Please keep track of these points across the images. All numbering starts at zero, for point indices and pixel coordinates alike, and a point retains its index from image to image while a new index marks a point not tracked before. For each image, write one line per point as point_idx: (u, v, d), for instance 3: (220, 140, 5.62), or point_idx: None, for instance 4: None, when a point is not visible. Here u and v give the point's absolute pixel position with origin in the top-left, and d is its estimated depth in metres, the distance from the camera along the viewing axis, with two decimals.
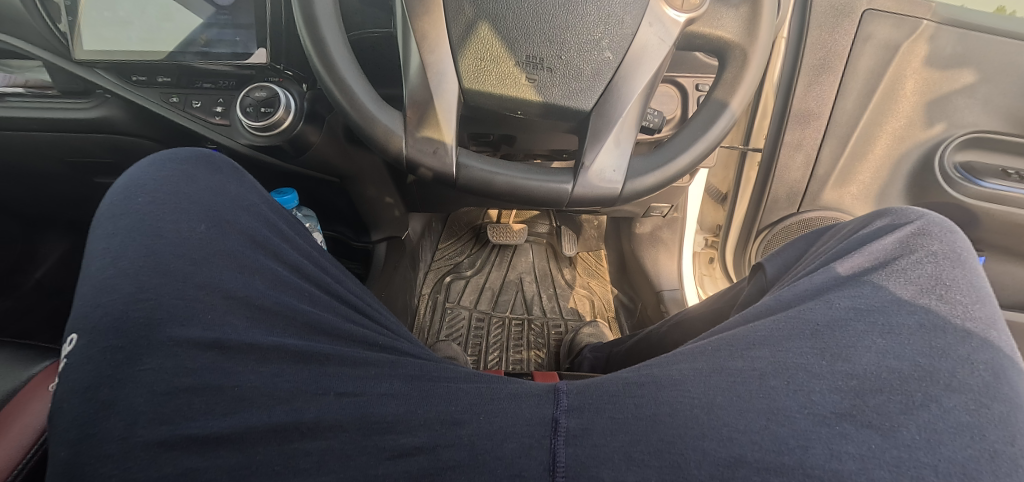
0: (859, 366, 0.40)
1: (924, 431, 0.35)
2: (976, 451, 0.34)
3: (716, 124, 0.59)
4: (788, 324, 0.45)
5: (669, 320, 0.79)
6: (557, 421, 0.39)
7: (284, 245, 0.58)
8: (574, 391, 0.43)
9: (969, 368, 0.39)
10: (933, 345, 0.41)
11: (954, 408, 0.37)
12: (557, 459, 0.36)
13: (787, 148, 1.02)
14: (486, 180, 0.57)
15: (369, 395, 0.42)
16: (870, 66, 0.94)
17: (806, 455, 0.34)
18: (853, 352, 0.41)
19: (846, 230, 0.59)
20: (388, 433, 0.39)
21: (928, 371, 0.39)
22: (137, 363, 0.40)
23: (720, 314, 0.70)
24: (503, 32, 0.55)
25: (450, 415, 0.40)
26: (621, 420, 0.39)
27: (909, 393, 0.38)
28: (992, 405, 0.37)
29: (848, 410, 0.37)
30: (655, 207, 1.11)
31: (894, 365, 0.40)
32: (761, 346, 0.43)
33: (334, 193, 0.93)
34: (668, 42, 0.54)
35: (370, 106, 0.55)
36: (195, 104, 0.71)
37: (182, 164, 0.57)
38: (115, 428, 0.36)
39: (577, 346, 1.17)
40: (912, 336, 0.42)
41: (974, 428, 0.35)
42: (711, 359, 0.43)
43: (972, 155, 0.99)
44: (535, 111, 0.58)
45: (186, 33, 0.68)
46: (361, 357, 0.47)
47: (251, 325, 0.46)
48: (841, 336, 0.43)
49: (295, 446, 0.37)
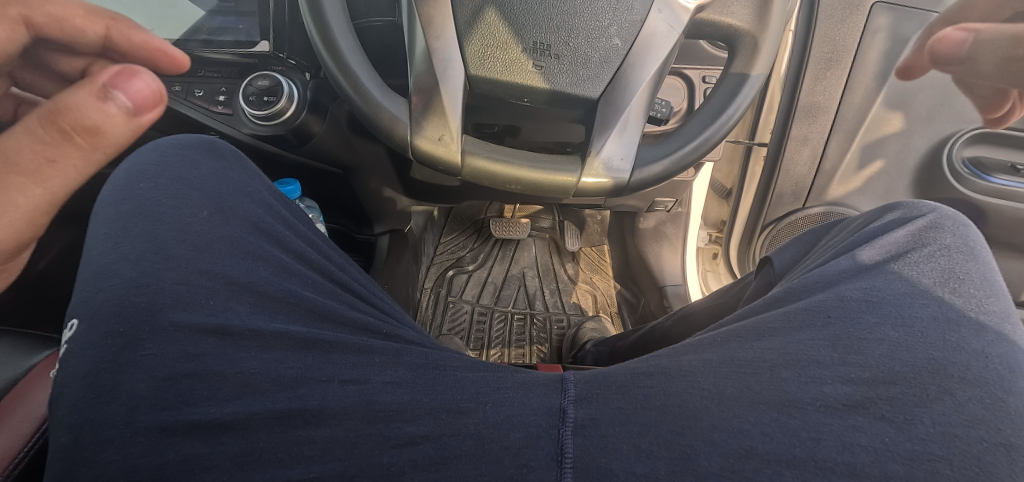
0: (871, 359, 0.39)
1: (938, 423, 0.35)
2: (992, 445, 0.34)
3: (725, 113, 0.58)
4: (799, 315, 0.44)
5: (674, 313, 0.78)
6: (565, 411, 0.38)
7: (287, 232, 0.57)
8: (582, 380, 0.42)
9: (985, 362, 0.39)
10: (947, 338, 0.40)
11: (970, 402, 0.36)
12: (564, 448, 0.36)
13: (795, 143, 1.00)
14: (492, 168, 0.56)
15: (373, 383, 0.41)
16: (882, 59, 0.93)
17: (817, 447, 0.34)
18: (865, 344, 0.40)
19: (857, 223, 0.58)
20: (393, 421, 0.38)
21: (942, 365, 0.38)
22: (140, 347, 0.40)
23: (727, 308, 0.69)
24: (511, 18, 0.54)
25: (456, 403, 0.40)
26: (631, 410, 0.38)
27: (922, 386, 0.37)
28: (1008, 400, 0.36)
29: (860, 402, 0.36)
30: (660, 201, 1.10)
31: (907, 358, 0.39)
32: (771, 337, 0.42)
33: (337, 184, 0.92)
34: (677, 30, 0.53)
35: (375, 93, 0.55)
36: (198, 92, 0.70)
37: (182, 150, 0.56)
38: (117, 414, 0.37)
39: (580, 341, 1.17)
40: (925, 329, 0.41)
41: (989, 422, 0.35)
42: (721, 350, 0.42)
43: (983, 151, 0.98)
44: (543, 98, 0.56)
45: (189, 22, 0.67)
46: (365, 345, 0.46)
47: (255, 311, 0.46)
48: (853, 328, 0.42)
49: (300, 434, 0.37)
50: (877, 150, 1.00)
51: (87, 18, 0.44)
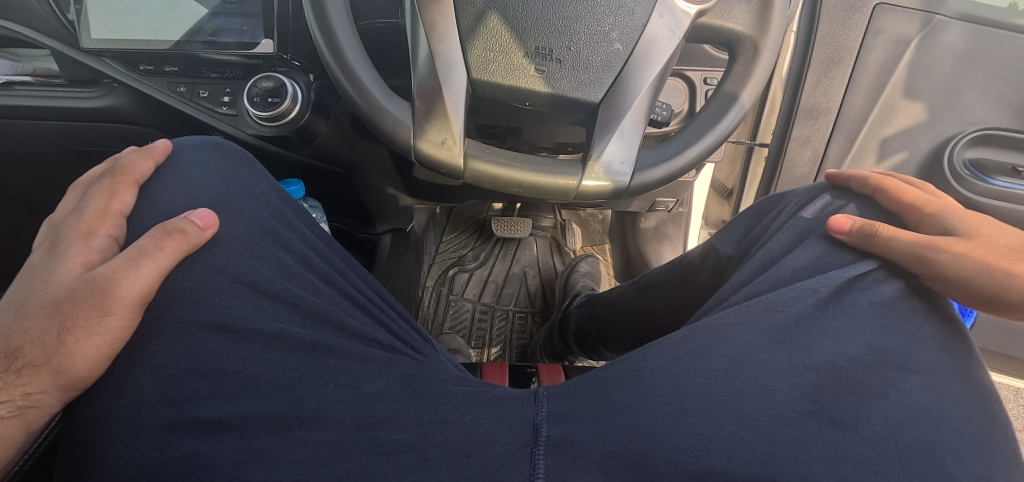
0: (819, 356, 0.42)
1: (886, 419, 0.37)
2: (935, 435, 0.37)
3: (724, 117, 0.58)
4: (746, 314, 0.46)
5: (637, 283, 0.84)
6: (538, 428, 0.40)
7: (293, 237, 0.57)
8: (555, 395, 0.44)
9: (917, 348, 0.43)
10: (884, 327, 0.44)
11: (911, 391, 0.39)
12: (536, 469, 0.37)
13: (796, 144, 1.00)
14: (494, 174, 0.57)
15: (364, 389, 0.43)
16: (882, 60, 0.95)
17: (772, 463, 0.35)
18: (811, 342, 0.43)
19: (796, 204, 0.61)
20: (382, 428, 0.40)
21: (883, 356, 0.42)
22: (149, 345, 0.42)
23: (684, 279, 0.73)
24: (514, 23, 0.54)
25: (439, 413, 0.42)
26: (602, 429, 0.39)
27: (868, 380, 0.40)
28: (943, 383, 0.41)
29: (811, 408, 0.38)
30: (660, 201, 1.11)
31: (850, 351, 0.42)
32: (726, 343, 0.43)
33: (339, 182, 0.93)
34: (678, 34, 0.54)
35: (378, 96, 0.55)
36: (203, 93, 0.71)
37: (193, 152, 0.57)
38: (126, 410, 0.39)
39: (572, 286, 1.20)
40: (866, 318, 0.45)
41: (929, 411, 0.38)
42: (677, 352, 0.44)
43: (982, 152, 0.97)
44: (544, 102, 0.57)
45: (193, 22, 0.67)
46: (362, 352, 0.48)
47: (258, 309, 0.47)
48: (803, 327, 0.44)
49: (295, 435, 0.39)
50: (880, 149, 1.00)
51: (145, 159, 0.52)
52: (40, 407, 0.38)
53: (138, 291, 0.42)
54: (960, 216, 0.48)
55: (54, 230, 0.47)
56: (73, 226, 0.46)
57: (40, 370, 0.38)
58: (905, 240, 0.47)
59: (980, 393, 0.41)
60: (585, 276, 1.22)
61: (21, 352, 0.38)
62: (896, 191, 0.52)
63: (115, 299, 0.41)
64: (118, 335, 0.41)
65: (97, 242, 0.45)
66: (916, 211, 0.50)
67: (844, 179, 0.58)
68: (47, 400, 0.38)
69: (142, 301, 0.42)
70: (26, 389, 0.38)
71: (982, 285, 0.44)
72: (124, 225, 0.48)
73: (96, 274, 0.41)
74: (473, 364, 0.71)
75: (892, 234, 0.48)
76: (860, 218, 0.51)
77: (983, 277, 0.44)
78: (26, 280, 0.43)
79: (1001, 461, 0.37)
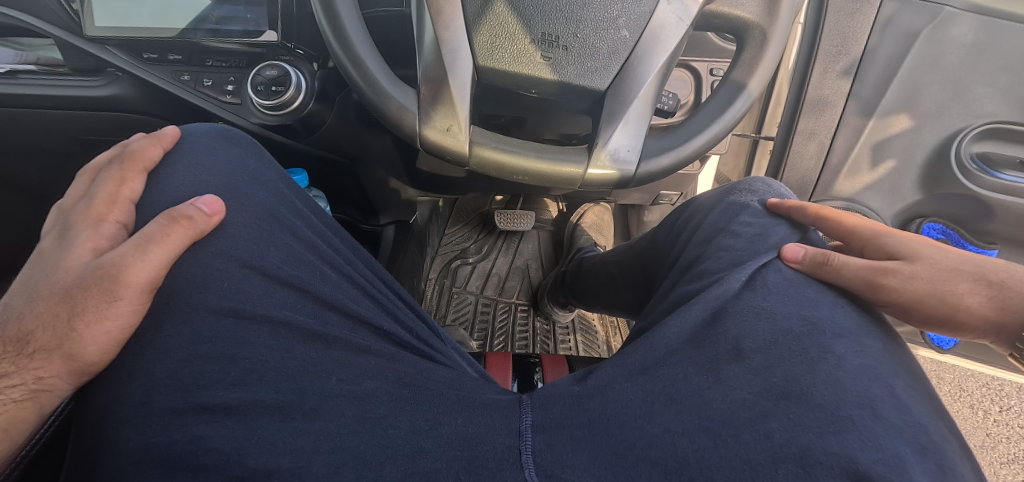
0: (757, 339, 0.44)
1: (829, 380, 0.40)
2: (879, 391, 0.39)
3: (732, 106, 0.58)
4: (688, 316, 0.48)
5: (615, 248, 0.88)
6: (523, 435, 0.42)
7: (300, 224, 0.56)
8: (541, 405, 0.45)
9: (840, 310, 0.46)
10: (804, 299, 0.47)
11: (846, 354, 0.42)
12: (524, 463, 0.39)
13: (800, 137, 0.99)
14: (501, 161, 0.57)
15: (366, 386, 0.44)
16: (890, 53, 0.94)
17: (738, 444, 0.38)
18: (748, 326, 0.45)
19: (706, 205, 0.63)
20: (381, 423, 0.41)
21: (814, 324, 0.44)
22: (160, 329, 0.42)
23: (645, 242, 0.76)
24: (520, 9, 0.53)
25: (434, 415, 0.43)
26: (581, 437, 0.41)
27: (805, 350, 0.42)
28: (869, 343, 0.43)
29: (764, 388, 0.41)
30: (665, 193, 1.11)
31: (785, 326, 0.44)
32: (673, 352, 0.46)
33: (343, 174, 0.94)
34: (686, 21, 0.53)
35: (384, 83, 0.55)
36: (206, 82, 0.71)
37: (203, 140, 0.56)
38: (135, 394, 0.39)
39: (575, 236, 1.29)
40: (782, 292, 0.47)
41: (866, 369, 0.41)
42: (632, 361, 0.46)
43: (989, 146, 0.97)
44: (549, 90, 0.57)
45: (197, 10, 0.67)
46: (365, 345, 0.48)
47: (267, 294, 0.47)
48: (736, 309, 0.47)
49: (297, 424, 0.39)
50: (884, 143, 0.99)
51: (156, 147, 0.52)
52: (53, 391, 0.39)
53: (145, 277, 0.42)
54: (901, 238, 0.47)
55: (64, 216, 0.47)
56: (83, 212, 0.46)
57: (52, 355, 0.38)
58: (856, 268, 0.46)
59: (898, 349, 0.44)
60: (587, 231, 1.31)
61: (32, 337, 0.39)
62: (835, 217, 0.50)
63: (123, 284, 0.41)
64: (127, 320, 0.41)
65: (107, 228, 0.45)
66: (856, 237, 0.49)
67: (785, 210, 0.56)
68: (59, 384, 0.39)
69: (150, 288, 0.42)
70: (38, 373, 0.38)
71: (934, 308, 0.43)
72: (133, 212, 0.48)
73: (103, 260, 0.41)
74: (478, 353, 0.72)
75: (840, 262, 0.47)
76: (809, 250, 0.49)
77: (932, 300, 0.43)
78: (37, 265, 0.43)
79: (928, 410, 0.39)
